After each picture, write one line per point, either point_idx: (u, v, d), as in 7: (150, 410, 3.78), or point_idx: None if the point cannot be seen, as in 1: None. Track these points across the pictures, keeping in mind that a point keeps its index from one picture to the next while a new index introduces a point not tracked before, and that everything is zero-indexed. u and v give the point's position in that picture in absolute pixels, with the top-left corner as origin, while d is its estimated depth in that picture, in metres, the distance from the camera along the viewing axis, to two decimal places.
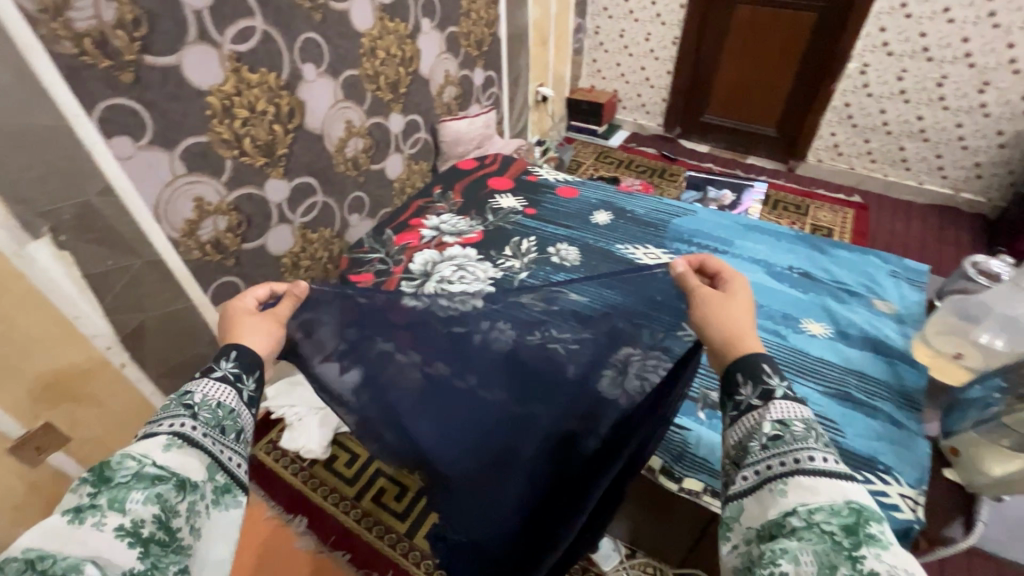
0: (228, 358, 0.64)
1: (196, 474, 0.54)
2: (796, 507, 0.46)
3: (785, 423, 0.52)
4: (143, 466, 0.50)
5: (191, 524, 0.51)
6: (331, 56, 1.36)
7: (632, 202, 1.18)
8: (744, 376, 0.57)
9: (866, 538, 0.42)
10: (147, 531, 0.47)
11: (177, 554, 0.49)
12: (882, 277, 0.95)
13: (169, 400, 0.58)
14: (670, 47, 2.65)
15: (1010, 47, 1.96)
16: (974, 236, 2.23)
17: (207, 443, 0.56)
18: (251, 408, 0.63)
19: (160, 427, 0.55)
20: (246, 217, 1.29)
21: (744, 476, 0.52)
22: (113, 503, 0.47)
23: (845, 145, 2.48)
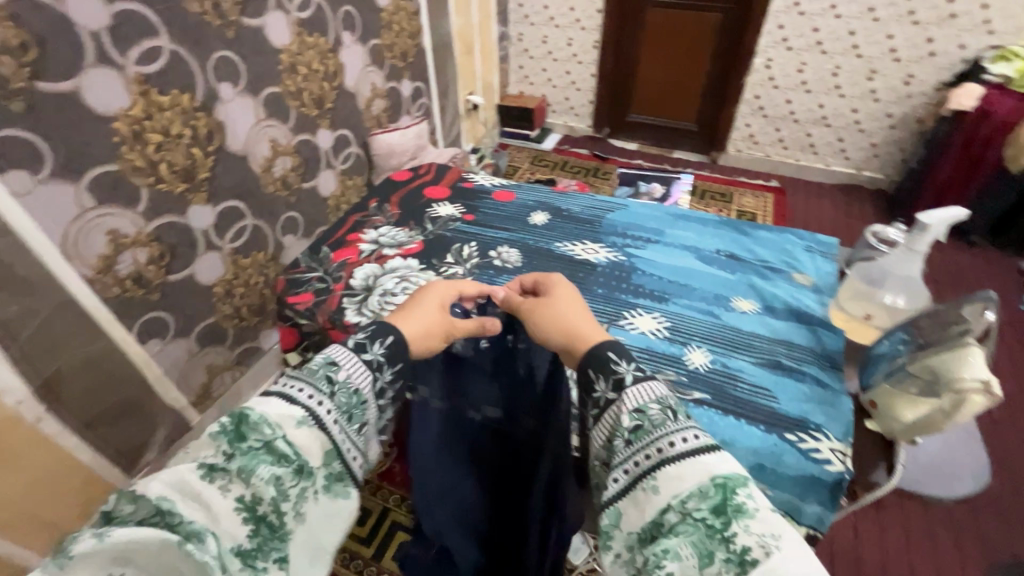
0: (382, 342, 0.60)
1: (314, 460, 0.50)
2: (670, 502, 0.44)
3: (643, 411, 0.49)
4: (274, 439, 0.48)
5: (298, 513, 0.48)
6: (248, 74, 1.31)
7: (567, 202, 1.21)
8: (596, 372, 0.54)
9: (735, 512, 0.41)
10: (261, 511, 0.46)
11: (281, 543, 0.47)
12: (799, 252, 1.02)
13: (316, 364, 0.55)
14: (592, 50, 2.74)
15: (890, 38, 2.18)
16: (877, 209, 2.45)
17: (334, 430, 0.52)
18: (381, 399, 0.59)
19: (298, 396, 0.51)
20: (170, 246, 1.22)
21: (615, 478, 0.48)
22: (241, 472, 0.46)
23: (759, 134, 2.66)
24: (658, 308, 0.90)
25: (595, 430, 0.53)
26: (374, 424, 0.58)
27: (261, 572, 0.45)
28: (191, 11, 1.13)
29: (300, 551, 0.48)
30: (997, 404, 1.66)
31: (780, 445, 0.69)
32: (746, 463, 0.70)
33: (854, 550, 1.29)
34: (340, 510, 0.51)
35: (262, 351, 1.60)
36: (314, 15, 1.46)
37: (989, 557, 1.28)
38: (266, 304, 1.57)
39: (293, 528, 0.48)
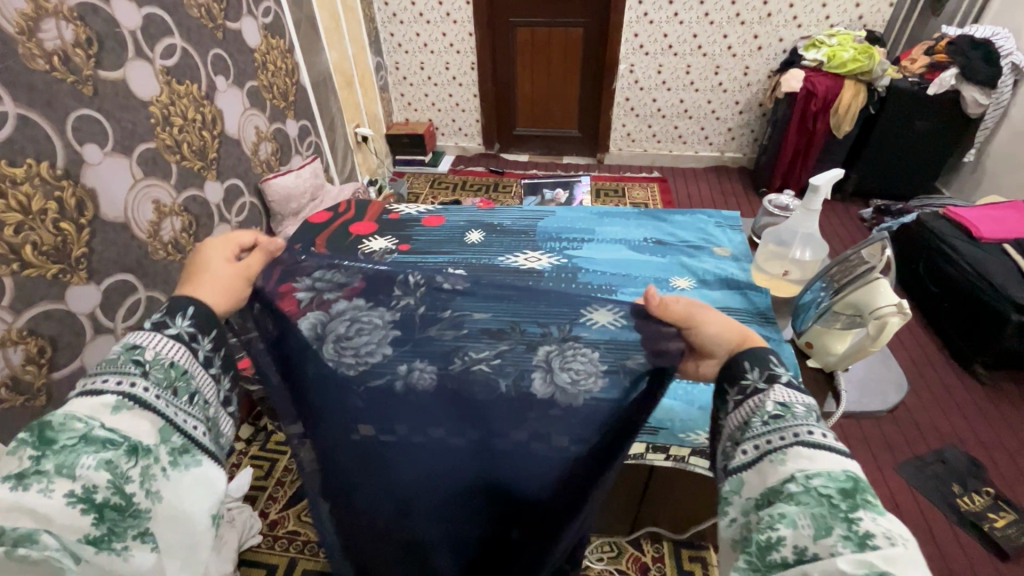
0: (185, 314, 0.58)
1: (146, 438, 0.50)
2: (794, 474, 0.48)
3: (788, 405, 0.53)
4: (90, 430, 0.48)
5: (148, 491, 0.49)
6: (115, 132, 1.16)
7: (496, 217, 1.24)
8: (751, 361, 0.58)
9: (863, 501, 0.45)
10: (99, 498, 0.46)
11: (138, 519, 0.48)
12: (712, 229, 1.15)
13: (116, 352, 0.53)
14: (470, 72, 2.83)
15: (725, 38, 2.52)
16: (743, 184, 2.80)
17: (160, 406, 0.52)
18: (210, 368, 0.59)
19: (106, 386, 0.51)
20: (49, 339, 1.03)
21: (743, 451, 0.53)
22: (61, 470, 0.46)
23: (635, 132, 2.91)
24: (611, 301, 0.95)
25: (732, 410, 0.57)
26: (211, 394, 0.58)
27: (120, 551, 0.47)
28: (37, 69, 0.99)
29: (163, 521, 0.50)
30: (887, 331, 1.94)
31: None
32: None
33: None
34: (198, 478, 0.53)
35: None
36: (181, 61, 1.34)
37: (898, 457, 1.51)
38: None
39: (145, 504, 0.49)
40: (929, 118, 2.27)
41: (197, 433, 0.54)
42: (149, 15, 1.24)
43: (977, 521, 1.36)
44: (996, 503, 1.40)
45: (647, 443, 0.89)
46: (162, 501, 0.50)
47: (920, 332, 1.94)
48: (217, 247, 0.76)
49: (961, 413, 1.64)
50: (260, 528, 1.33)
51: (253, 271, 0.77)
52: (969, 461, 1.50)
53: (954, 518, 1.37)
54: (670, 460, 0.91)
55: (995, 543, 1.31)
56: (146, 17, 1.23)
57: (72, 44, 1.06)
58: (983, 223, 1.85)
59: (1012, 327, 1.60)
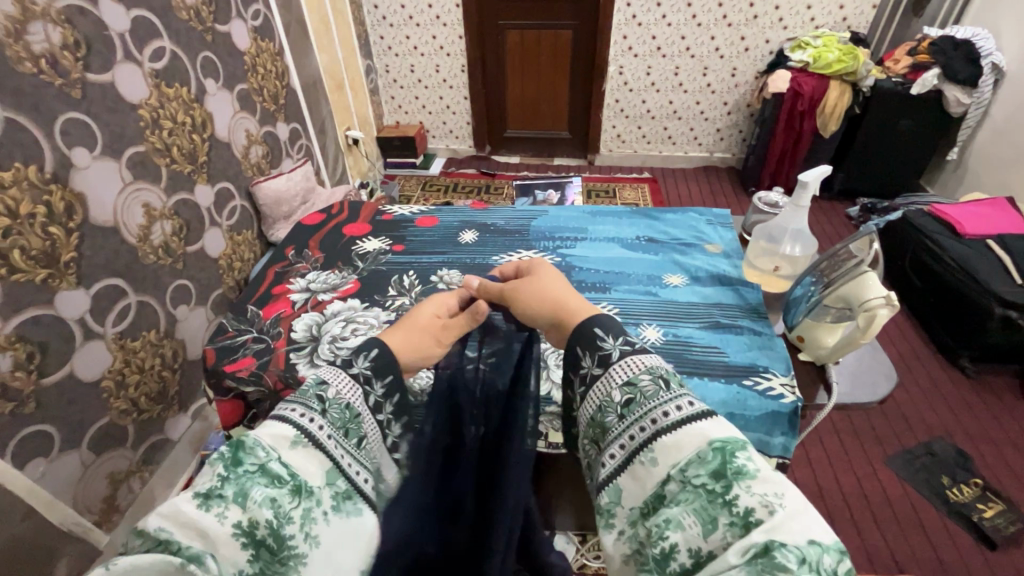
0: (369, 355, 0.54)
1: (311, 479, 0.44)
2: (670, 471, 0.44)
3: (634, 384, 0.50)
4: (269, 461, 0.43)
5: (308, 534, 0.42)
6: (104, 135, 1.15)
7: (489, 217, 1.25)
8: (583, 349, 0.55)
9: (734, 476, 0.41)
10: (261, 534, 0.40)
11: (282, 562, 0.40)
12: (703, 226, 1.16)
13: (306, 383, 0.50)
14: (460, 75, 2.84)
15: (713, 39, 2.55)
16: (732, 183, 2.83)
17: (330, 446, 0.47)
18: (379, 414, 0.53)
19: (291, 414, 0.47)
20: (39, 345, 1.01)
21: (610, 456, 0.49)
22: (237, 496, 0.41)
23: (625, 133, 2.93)
24: (604, 298, 0.97)
25: (584, 408, 0.54)
26: (378, 441, 0.53)
27: None
28: (25, 71, 0.98)
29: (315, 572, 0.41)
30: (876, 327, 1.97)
31: (742, 392, 0.79)
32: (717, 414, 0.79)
33: (795, 479, 1.46)
34: (352, 532, 0.45)
35: (172, 443, 1.36)
36: (170, 64, 1.33)
37: (888, 450, 1.53)
38: (167, 388, 1.33)
39: (302, 550, 0.41)
40: (914, 117, 2.31)
41: (361, 482, 0.48)
42: (137, 18, 1.23)
43: (967, 511, 1.38)
44: (984, 493, 1.42)
45: None
46: (317, 547, 0.42)
47: (908, 328, 1.96)
48: (432, 302, 0.69)
49: (947, 405, 1.67)
50: None
51: (446, 333, 0.67)
52: (957, 453, 1.52)
53: (945, 509, 1.39)
54: None
55: (984, 533, 1.34)
56: (135, 20, 1.23)
57: (60, 47, 1.05)
58: (968, 219, 1.88)
59: (997, 320, 1.63)
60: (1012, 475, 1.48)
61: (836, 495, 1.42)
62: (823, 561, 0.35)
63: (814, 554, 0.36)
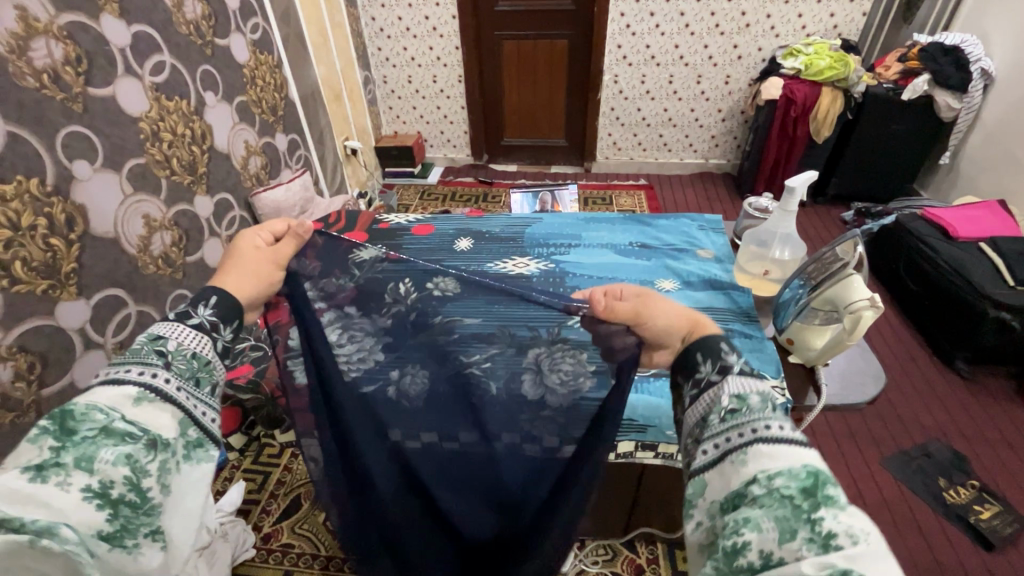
0: (207, 303, 0.61)
1: (165, 432, 0.52)
2: (757, 474, 0.45)
3: (743, 397, 0.51)
4: (112, 421, 0.49)
5: (163, 484, 0.51)
6: (104, 147, 1.16)
7: (484, 225, 1.27)
8: (704, 356, 0.57)
9: (824, 499, 0.41)
10: (117, 494, 0.47)
11: (140, 512, 0.49)
12: (695, 232, 1.18)
13: (139, 342, 0.55)
14: (457, 85, 2.87)
15: (706, 48, 2.59)
16: (728, 189, 2.85)
17: (180, 398, 0.54)
18: (225, 357, 0.62)
19: (130, 375, 0.52)
20: (39, 355, 1.02)
21: (704, 451, 0.51)
22: (80, 462, 0.46)
23: (621, 141, 2.97)
24: None
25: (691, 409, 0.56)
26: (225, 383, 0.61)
27: (132, 548, 0.49)
28: (27, 87, 1.00)
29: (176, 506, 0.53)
30: (873, 331, 1.98)
31: None
32: None
33: None
34: (204, 472, 0.56)
35: None
36: (170, 78, 1.36)
37: (885, 452, 1.54)
38: None
39: (159, 498, 0.51)
40: (906, 122, 2.33)
41: (211, 425, 0.57)
42: (138, 33, 1.26)
43: (964, 513, 1.38)
44: (981, 495, 1.43)
45: (636, 441, 0.91)
46: (168, 490, 0.52)
47: (904, 330, 1.97)
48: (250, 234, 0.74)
49: (944, 408, 1.68)
50: (254, 541, 1.32)
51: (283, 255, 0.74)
52: (953, 455, 1.53)
53: (942, 510, 1.39)
54: (659, 458, 0.94)
55: (982, 534, 1.34)
56: (135, 35, 1.25)
57: (62, 62, 1.07)
58: (961, 223, 1.91)
59: (991, 322, 1.64)
60: (1009, 476, 1.48)
61: None
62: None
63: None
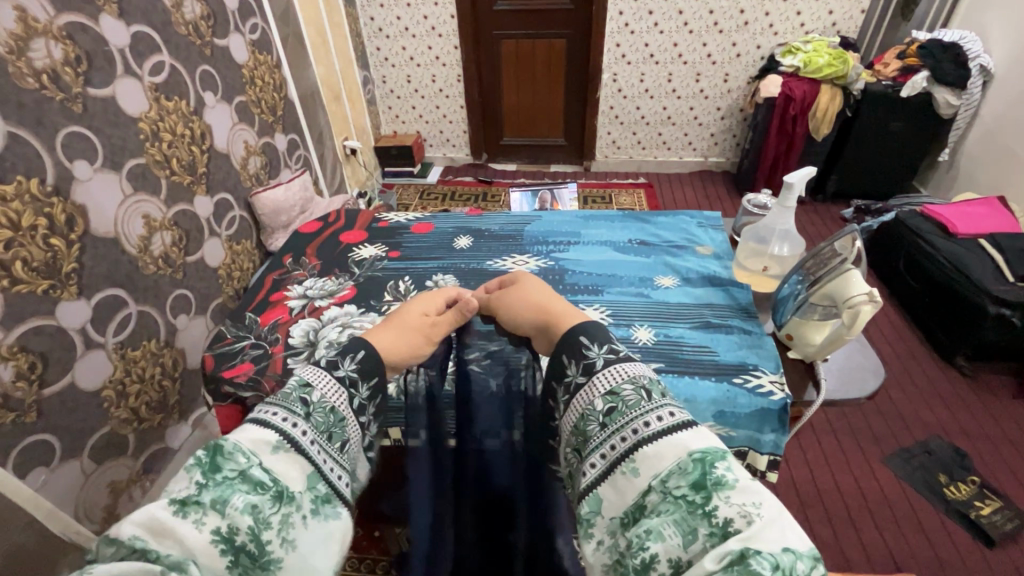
0: (354, 358, 0.58)
1: (293, 485, 0.47)
2: (651, 483, 0.45)
3: (616, 393, 0.52)
4: (251, 466, 0.46)
5: (284, 539, 0.45)
6: (105, 148, 1.16)
7: (484, 223, 1.27)
8: (567, 358, 0.56)
9: (714, 486, 0.43)
10: (239, 541, 0.43)
11: (263, 563, 0.44)
12: (694, 229, 1.18)
13: (290, 386, 0.53)
14: (456, 84, 2.87)
15: (705, 46, 2.59)
16: (728, 187, 2.85)
17: (312, 451, 0.50)
18: (361, 416, 0.57)
19: (274, 419, 0.50)
20: (40, 355, 1.02)
21: (592, 465, 0.50)
22: (215, 503, 0.44)
23: (620, 139, 2.97)
24: (596, 299, 0.99)
25: (568, 413, 0.56)
26: (360, 443, 0.56)
27: None
28: (27, 87, 1.00)
29: (288, 572, 0.44)
30: (873, 328, 1.98)
31: (732, 389, 0.81)
32: (710, 412, 0.81)
33: (790, 477, 1.47)
34: (331, 535, 0.48)
35: (174, 450, 1.37)
36: (169, 78, 1.36)
37: (886, 449, 1.54)
38: (168, 397, 1.34)
39: (279, 556, 0.44)
40: (905, 119, 2.33)
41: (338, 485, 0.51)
42: (137, 34, 1.26)
43: (965, 510, 1.38)
44: (982, 491, 1.43)
45: None
46: (292, 551, 0.45)
47: (904, 327, 1.97)
48: (423, 300, 0.70)
49: (944, 404, 1.68)
50: None
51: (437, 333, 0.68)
52: (954, 451, 1.53)
53: (942, 506, 1.40)
54: None
55: (982, 529, 1.34)
56: (134, 35, 1.25)
57: (62, 63, 1.07)
58: (960, 220, 1.90)
59: (991, 318, 1.64)
60: (1010, 472, 1.48)
61: (835, 497, 1.42)
62: (796, 567, 0.37)
63: (786, 559, 0.38)
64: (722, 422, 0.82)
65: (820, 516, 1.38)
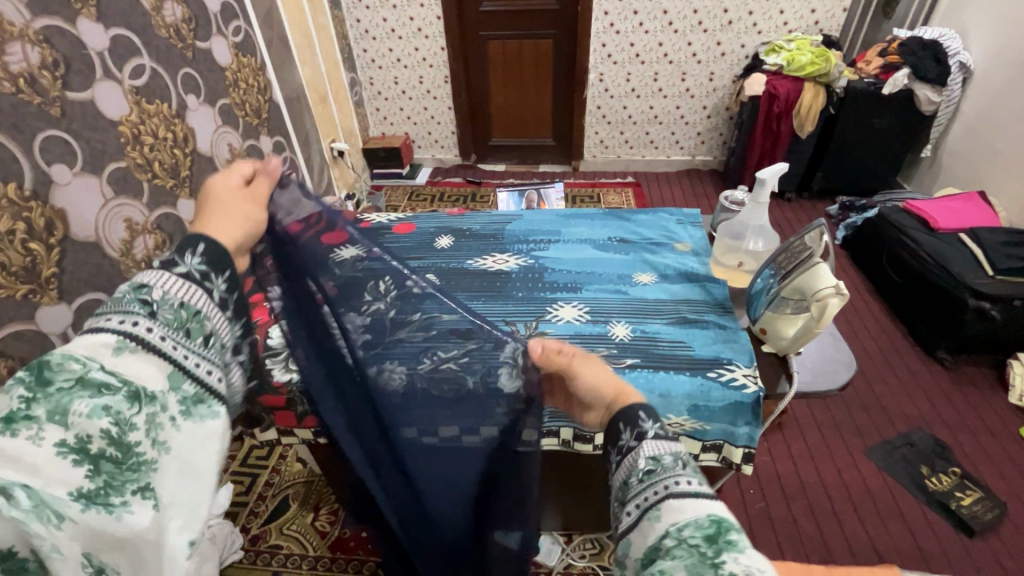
0: (194, 251, 0.55)
1: (151, 386, 0.47)
2: (668, 529, 0.46)
3: (657, 458, 0.52)
4: (89, 370, 0.44)
5: (155, 440, 0.45)
6: (84, 151, 1.16)
7: (465, 222, 1.27)
8: (622, 424, 0.56)
9: (725, 544, 0.43)
10: (96, 449, 0.42)
11: (133, 471, 0.43)
12: (673, 226, 1.19)
13: (122, 290, 0.49)
14: (443, 85, 2.88)
15: (689, 45, 2.61)
16: (715, 185, 2.87)
17: (170, 350, 0.49)
18: (225, 310, 0.56)
19: (109, 323, 0.47)
20: (19, 360, 1.01)
21: (627, 512, 0.51)
22: (54, 415, 0.41)
23: (608, 139, 2.98)
24: (574, 296, 1.00)
25: (613, 470, 0.56)
26: (223, 336, 0.56)
27: (120, 506, 0.41)
28: (3, 91, 1.00)
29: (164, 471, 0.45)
30: (858, 322, 1.99)
31: (707, 384, 0.81)
32: (684, 406, 0.82)
33: (775, 470, 1.48)
34: (207, 429, 0.49)
35: None
36: (150, 81, 1.36)
37: (868, 442, 1.55)
38: None
39: (150, 454, 0.44)
40: (887, 116, 2.35)
41: (206, 381, 0.51)
42: (116, 37, 1.26)
43: (946, 500, 1.40)
44: (963, 482, 1.45)
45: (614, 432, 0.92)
46: (167, 451, 0.46)
47: (888, 321, 1.99)
48: (225, 177, 0.73)
49: (926, 396, 1.70)
50: (242, 543, 1.32)
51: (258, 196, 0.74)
52: (935, 443, 1.55)
53: (924, 497, 1.41)
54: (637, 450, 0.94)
55: (962, 520, 1.36)
56: (113, 39, 1.25)
57: (38, 66, 1.07)
58: (940, 215, 1.93)
59: (971, 311, 1.66)
60: (990, 463, 1.50)
61: (818, 489, 1.44)
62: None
63: None
64: (697, 416, 0.83)
65: (803, 508, 1.39)
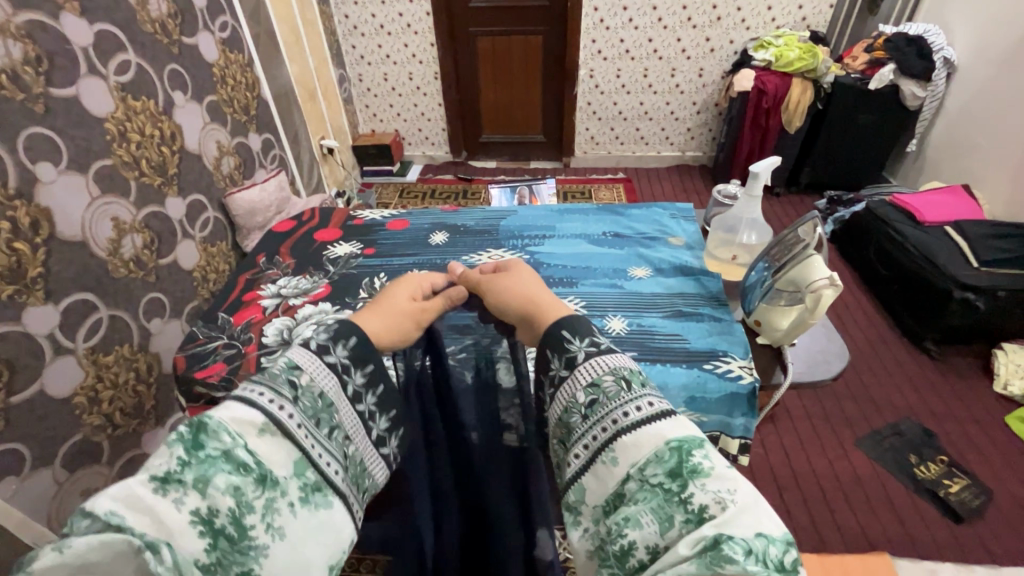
0: (348, 343, 0.55)
1: (278, 469, 0.45)
2: (630, 471, 0.44)
3: (598, 385, 0.49)
4: (235, 447, 0.44)
5: (269, 525, 0.44)
6: (69, 149, 1.14)
7: (460, 218, 1.27)
8: (553, 354, 0.53)
9: (689, 473, 0.41)
10: (219, 523, 0.42)
11: (243, 552, 0.42)
12: (667, 220, 1.20)
13: (278, 367, 0.50)
14: (433, 81, 2.86)
15: (679, 41, 2.62)
16: (705, 181, 2.89)
17: (300, 436, 0.48)
18: (356, 403, 0.55)
19: (259, 398, 0.47)
20: (6, 362, 1.00)
21: (576, 455, 0.49)
22: (197, 482, 0.42)
23: (599, 135, 2.99)
24: (572, 291, 1.00)
25: (555, 407, 0.53)
26: (351, 429, 0.54)
27: None
28: None
29: (273, 560, 0.43)
30: (846, 314, 2.02)
31: (703, 375, 0.82)
32: (682, 397, 0.83)
33: (767, 462, 1.50)
34: (322, 522, 0.47)
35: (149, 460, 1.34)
36: (136, 77, 1.33)
37: (858, 433, 1.58)
38: (143, 403, 1.32)
39: (262, 540, 0.43)
40: (873, 111, 2.39)
41: (328, 472, 0.49)
42: (101, 32, 1.23)
43: (935, 488, 1.42)
44: (950, 469, 1.48)
45: None
46: (280, 538, 0.44)
47: (876, 314, 2.02)
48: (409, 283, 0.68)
49: (913, 386, 1.73)
50: None
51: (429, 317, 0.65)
52: (923, 433, 1.57)
53: (913, 486, 1.44)
54: None
55: (950, 508, 1.38)
56: (98, 34, 1.23)
57: (21, 62, 1.04)
58: (926, 208, 1.96)
59: (957, 303, 1.69)
60: (976, 451, 1.53)
61: (810, 481, 1.46)
62: (769, 553, 0.37)
63: (761, 547, 0.37)
64: (693, 408, 0.83)
65: (795, 499, 1.41)
